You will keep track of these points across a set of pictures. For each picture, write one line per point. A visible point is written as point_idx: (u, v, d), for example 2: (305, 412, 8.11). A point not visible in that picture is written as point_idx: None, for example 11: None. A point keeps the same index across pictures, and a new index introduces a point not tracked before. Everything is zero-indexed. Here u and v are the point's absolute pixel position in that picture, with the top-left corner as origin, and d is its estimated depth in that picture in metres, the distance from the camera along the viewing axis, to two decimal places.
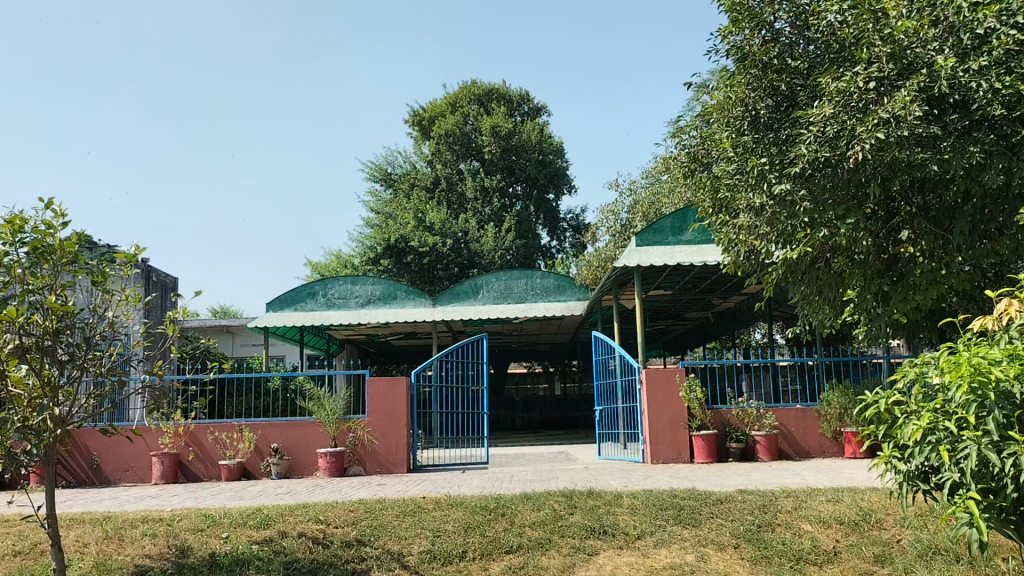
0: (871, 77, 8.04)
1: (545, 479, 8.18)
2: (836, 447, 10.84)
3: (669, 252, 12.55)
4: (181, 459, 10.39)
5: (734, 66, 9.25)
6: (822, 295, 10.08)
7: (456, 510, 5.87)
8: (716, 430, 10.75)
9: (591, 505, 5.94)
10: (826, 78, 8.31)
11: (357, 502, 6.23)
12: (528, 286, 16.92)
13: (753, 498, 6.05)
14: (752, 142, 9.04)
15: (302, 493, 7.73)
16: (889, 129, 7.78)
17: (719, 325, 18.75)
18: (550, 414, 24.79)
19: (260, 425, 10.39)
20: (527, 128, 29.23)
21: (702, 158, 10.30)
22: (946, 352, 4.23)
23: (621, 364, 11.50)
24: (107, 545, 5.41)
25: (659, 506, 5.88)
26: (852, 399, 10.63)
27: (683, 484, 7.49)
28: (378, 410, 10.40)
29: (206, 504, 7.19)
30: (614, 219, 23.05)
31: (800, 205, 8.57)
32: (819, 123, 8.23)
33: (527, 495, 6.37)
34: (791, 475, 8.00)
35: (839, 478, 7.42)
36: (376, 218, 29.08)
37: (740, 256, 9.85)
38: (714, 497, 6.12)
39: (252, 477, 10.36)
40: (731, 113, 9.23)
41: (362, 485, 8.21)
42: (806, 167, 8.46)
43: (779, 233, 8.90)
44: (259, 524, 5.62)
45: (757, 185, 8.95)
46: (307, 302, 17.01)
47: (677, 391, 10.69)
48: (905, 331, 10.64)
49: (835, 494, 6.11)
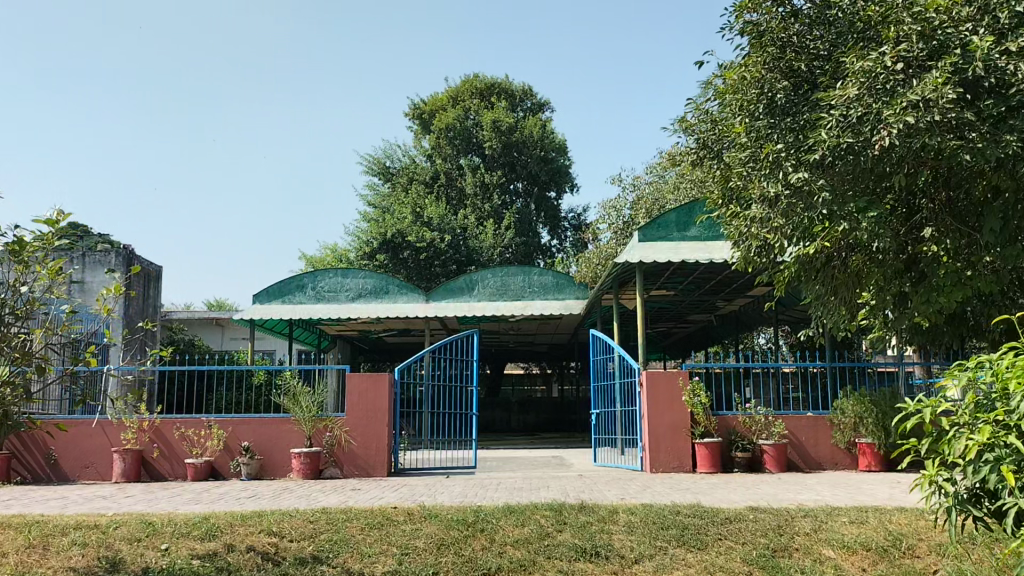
0: (899, 56, 7.35)
1: (534, 488, 7.49)
2: (850, 459, 10.17)
3: (674, 248, 11.89)
4: (145, 456, 9.73)
5: (750, 45, 8.57)
6: (837, 295, 9.35)
7: (430, 524, 5.20)
8: (721, 438, 10.06)
9: (582, 522, 5.26)
10: (851, 57, 7.63)
11: (320, 512, 5.56)
12: (525, 283, 16.26)
13: (766, 517, 5.37)
14: (766, 127, 8.34)
15: (266, 497, 7.06)
16: (919, 114, 7.08)
17: (723, 328, 18.13)
18: (545, 417, 24.11)
19: (231, 422, 9.75)
20: (529, 124, 28.55)
21: (712, 144, 9.58)
22: (1009, 353, 3.54)
23: (619, 365, 10.83)
24: (29, 555, 4.73)
25: (658, 525, 5.20)
26: (869, 407, 9.88)
27: (687, 498, 6.81)
28: (358, 408, 9.73)
29: (159, 506, 6.52)
30: (617, 216, 22.37)
31: (819, 196, 7.84)
32: (842, 105, 7.57)
33: (510, 507, 5.72)
34: (804, 490, 7.33)
35: (861, 496, 6.74)
36: (373, 212, 28.34)
37: (750, 252, 9.08)
38: (721, 515, 5.44)
39: (220, 477, 9.68)
40: (745, 96, 8.54)
41: (335, 490, 7.57)
42: (826, 154, 7.76)
43: (796, 226, 8.18)
44: (203, 536, 4.94)
45: (771, 173, 8.23)
46: (296, 294, 16.35)
47: (680, 395, 10.03)
48: (927, 337, 9.88)
49: (859, 515, 5.43)
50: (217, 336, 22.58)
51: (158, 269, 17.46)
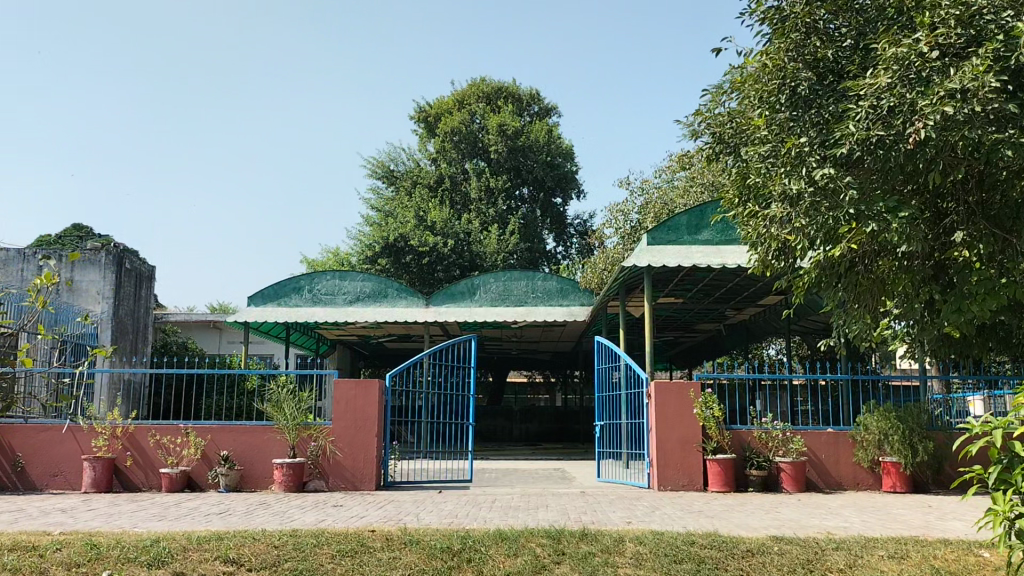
0: (935, 43, 6.74)
1: (532, 507, 6.92)
2: (872, 480, 9.54)
3: (685, 253, 11.27)
4: (118, 464, 9.16)
5: (771, 32, 7.95)
6: (860, 303, 8.53)
7: (409, 552, 4.60)
8: (734, 454, 9.45)
9: (584, 552, 4.66)
10: (883, 42, 7.00)
11: (288, 534, 4.96)
12: (529, 288, 15.65)
13: (793, 550, 4.76)
14: (789, 120, 7.75)
15: (236, 514, 6.48)
16: (958, 103, 6.48)
17: (733, 339, 17.53)
18: (550, 425, 23.48)
19: (209, 429, 9.17)
20: (536, 128, 28.00)
21: (728, 140, 8.87)
22: None
23: (625, 374, 10.21)
24: None
25: (670, 557, 4.59)
26: (895, 424, 9.29)
27: (701, 522, 6.20)
28: (346, 417, 9.15)
29: (118, 522, 5.93)
30: (624, 220, 21.83)
31: (845, 194, 7.26)
32: (872, 96, 6.94)
33: (503, 532, 5.12)
34: (828, 515, 6.74)
35: (892, 524, 6.14)
36: (375, 216, 27.74)
37: (768, 255, 8.42)
38: (742, 547, 4.82)
39: (198, 488, 9.12)
40: (766, 87, 7.92)
41: (315, 506, 6.99)
42: (854, 149, 7.17)
43: (820, 228, 7.53)
44: (152, 561, 4.32)
45: (793, 169, 7.63)
46: (291, 297, 15.75)
47: (690, 407, 9.41)
48: (953, 348, 9.21)
49: (898, 548, 4.84)
50: (214, 339, 22.03)
51: (152, 266, 17.08)
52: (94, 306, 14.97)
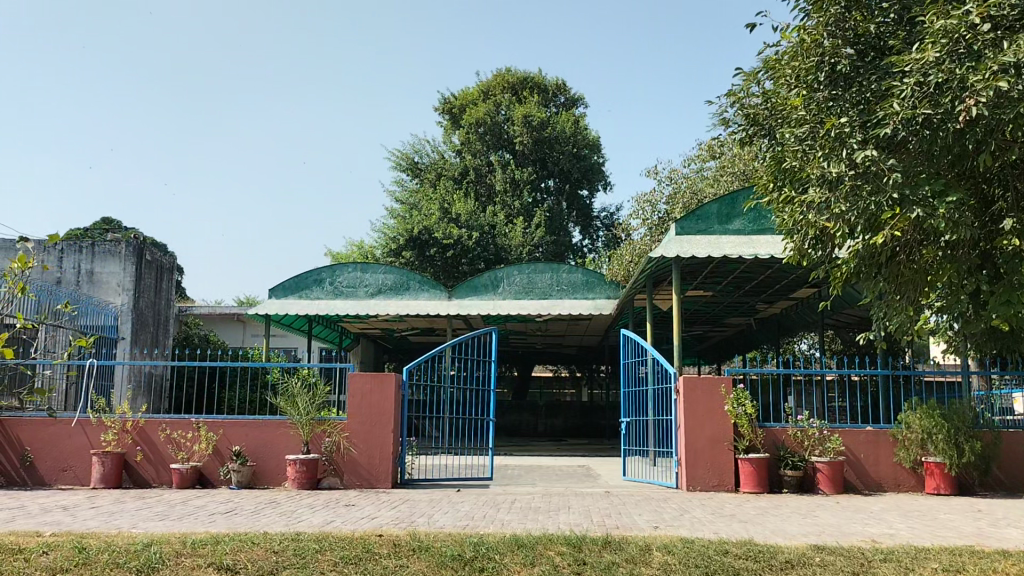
0: (987, 15, 6.28)
1: (554, 509, 6.59)
2: (914, 481, 9.09)
3: (715, 243, 10.85)
4: (128, 460, 8.96)
5: (809, 6, 7.52)
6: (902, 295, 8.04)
7: (417, 560, 4.27)
8: (767, 453, 9.04)
9: (607, 563, 4.30)
10: (930, 14, 6.53)
11: (291, 538, 4.65)
12: (553, 281, 15.29)
13: (836, 561, 4.37)
14: (828, 100, 7.34)
15: (243, 513, 6.20)
16: (1012, 78, 6.02)
17: (764, 333, 17.06)
18: (575, 421, 23.09)
19: (222, 424, 8.93)
20: (562, 118, 27.52)
21: (762, 122, 8.43)
22: None
23: (652, 370, 9.81)
24: None
25: (700, 569, 4.21)
26: (940, 423, 8.84)
27: (734, 528, 5.82)
28: (363, 412, 8.87)
29: (116, 522, 5.68)
30: (651, 210, 21.37)
31: (888, 177, 6.80)
32: (918, 72, 6.48)
33: (518, 538, 4.79)
34: (870, 519, 6.33)
35: (941, 531, 5.72)
36: (400, 208, 27.48)
37: (805, 243, 7.93)
38: (780, 557, 4.43)
39: (210, 485, 8.91)
40: (804, 64, 7.48)
41: (326, 505, 6.70)
42: (898, 129, 6.69)
43: (861, 214, 7.03)
44: (141, 568, 4.04)
45: (832, 152, 7.18)
46: (313, 290, 15.47)
47: (721, 404, 9.01)
48: (999, 343, 8.70)
49: (951, 560, 4.43)
50: (237, 334, 21.86)
51: (174, 258, 16.92)
52: (115, 298, 14.80)
